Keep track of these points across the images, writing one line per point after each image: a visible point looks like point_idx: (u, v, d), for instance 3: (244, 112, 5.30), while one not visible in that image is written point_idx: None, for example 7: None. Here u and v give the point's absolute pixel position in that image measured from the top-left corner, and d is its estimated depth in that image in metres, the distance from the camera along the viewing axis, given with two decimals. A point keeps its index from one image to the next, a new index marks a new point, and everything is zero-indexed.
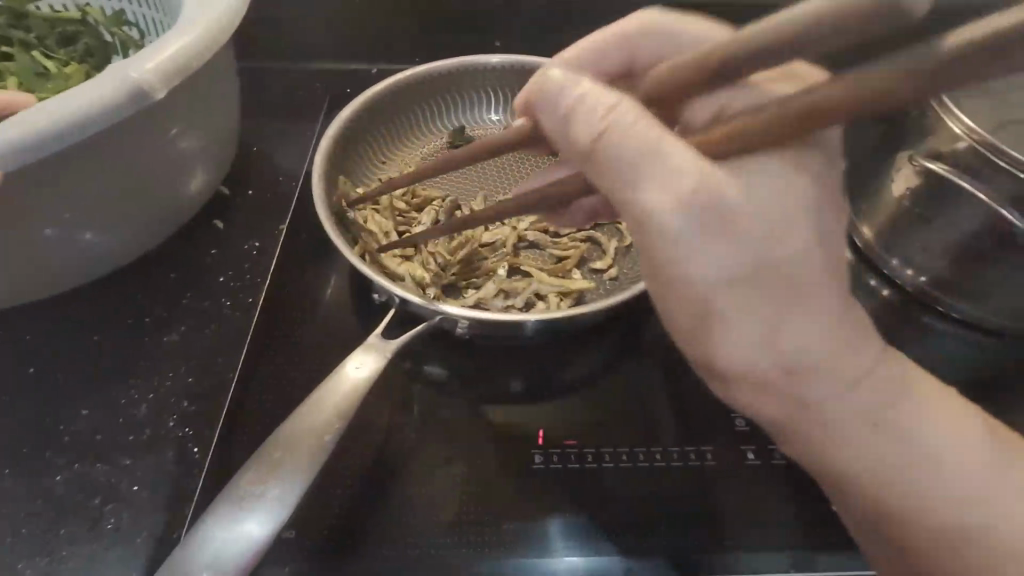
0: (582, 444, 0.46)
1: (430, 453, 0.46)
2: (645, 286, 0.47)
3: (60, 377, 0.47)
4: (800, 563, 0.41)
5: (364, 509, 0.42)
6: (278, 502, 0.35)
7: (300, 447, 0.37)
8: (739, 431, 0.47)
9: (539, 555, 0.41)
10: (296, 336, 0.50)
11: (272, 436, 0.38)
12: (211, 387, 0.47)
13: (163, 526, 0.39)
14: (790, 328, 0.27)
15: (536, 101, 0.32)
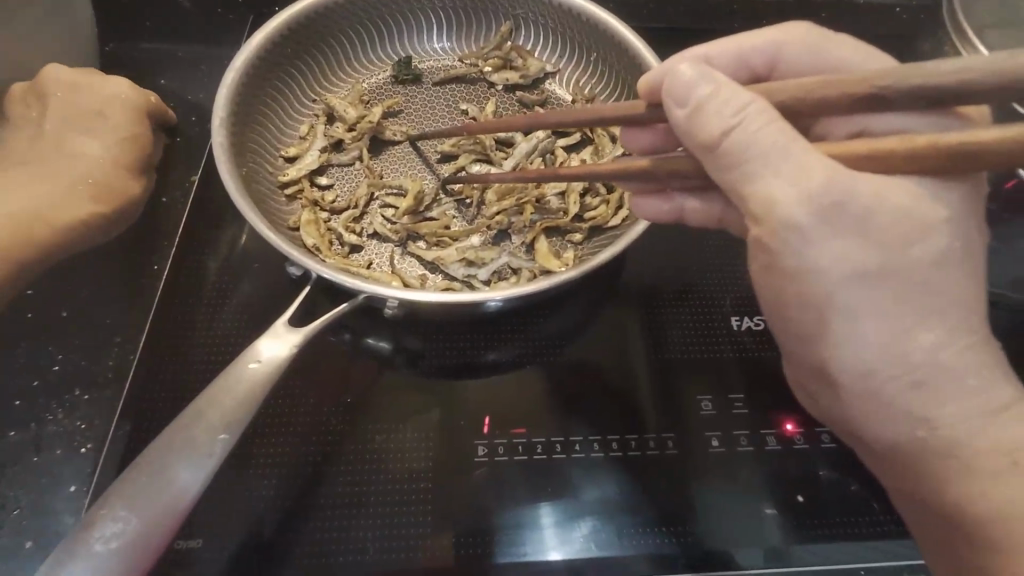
0: (533, 432, 0.41)
1: (364, 442, 0.40)
2: (613, 253, 0.40)
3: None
4: (758, 557, 0.37)
5: (287, 509, 0.38)
6: (163, 510, 0.30)
7: (192, 447, 0.32)
8: (704, 414, 0.42)
9: (471, 553, 0.37)
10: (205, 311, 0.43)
11: (161, 433, 0.32)
12: (106, 371, 0.40)
13: (47, 536, 0.35)
14: (927, 336, 0.26)
15: (664, 93, 0.29)
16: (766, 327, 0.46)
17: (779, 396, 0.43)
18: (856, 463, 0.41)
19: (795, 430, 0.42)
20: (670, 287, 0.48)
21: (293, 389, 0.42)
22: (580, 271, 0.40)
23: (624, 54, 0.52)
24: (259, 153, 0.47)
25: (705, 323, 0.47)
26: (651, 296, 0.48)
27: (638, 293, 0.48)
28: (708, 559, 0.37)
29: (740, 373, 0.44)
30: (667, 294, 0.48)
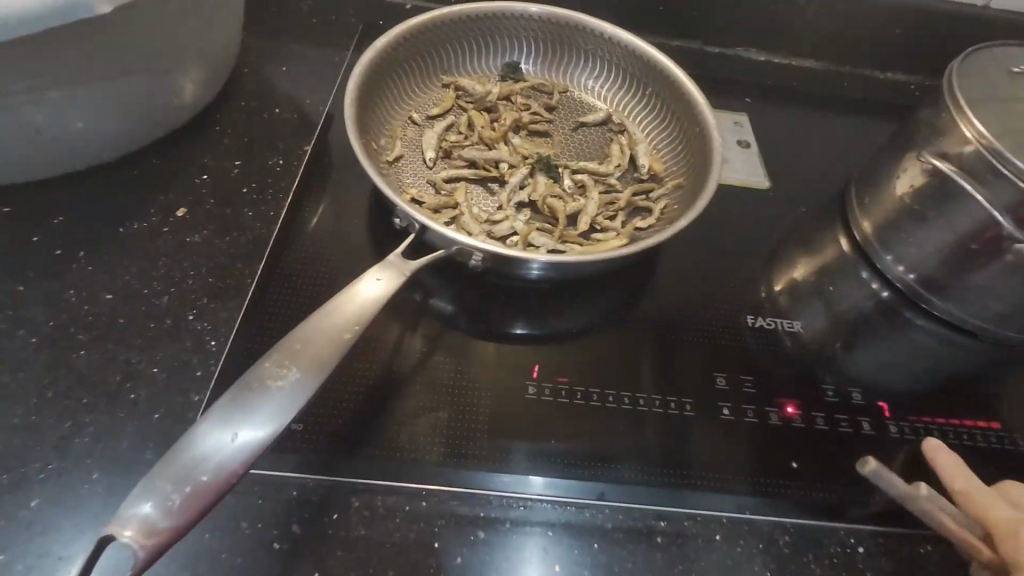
0: (575, 383, 0.49)
1: (429, 371, 0.48)
2: (655, 242, 0.49)
3: (77, 260, 0.49)
4: (755, 506, 0.44)
5: (363, 415, 0.44)
6: (269, 415, 0.34)
7: (312, 354, 0.36)
8: (718, 388, 0.50)
9: (505, 471, 0.43)
10: (313, 254, 0.53)
11: (283, 340, 0.37)
12: (231, 287, 0.49)
13: (176, 408, 0.42)
14: None
15: None
16: (774, 327, 0.55)
17: (780, 383, 0.51)
18: (840, 442, 0.48)
19: (794, 411, 0.49)
20: (689, 287, 0.58)
21: (375, 323, 0.50)
22: (630, 252, 0.49)
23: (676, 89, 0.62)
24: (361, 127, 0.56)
25: (717, 321, 0.55)
26: (674, 292, 0.57)
27: (664, 289, 0.57)
28: (718, 505, 0.44)
29: (745, 362, 0.52)
30: (687, 293, 0.57)
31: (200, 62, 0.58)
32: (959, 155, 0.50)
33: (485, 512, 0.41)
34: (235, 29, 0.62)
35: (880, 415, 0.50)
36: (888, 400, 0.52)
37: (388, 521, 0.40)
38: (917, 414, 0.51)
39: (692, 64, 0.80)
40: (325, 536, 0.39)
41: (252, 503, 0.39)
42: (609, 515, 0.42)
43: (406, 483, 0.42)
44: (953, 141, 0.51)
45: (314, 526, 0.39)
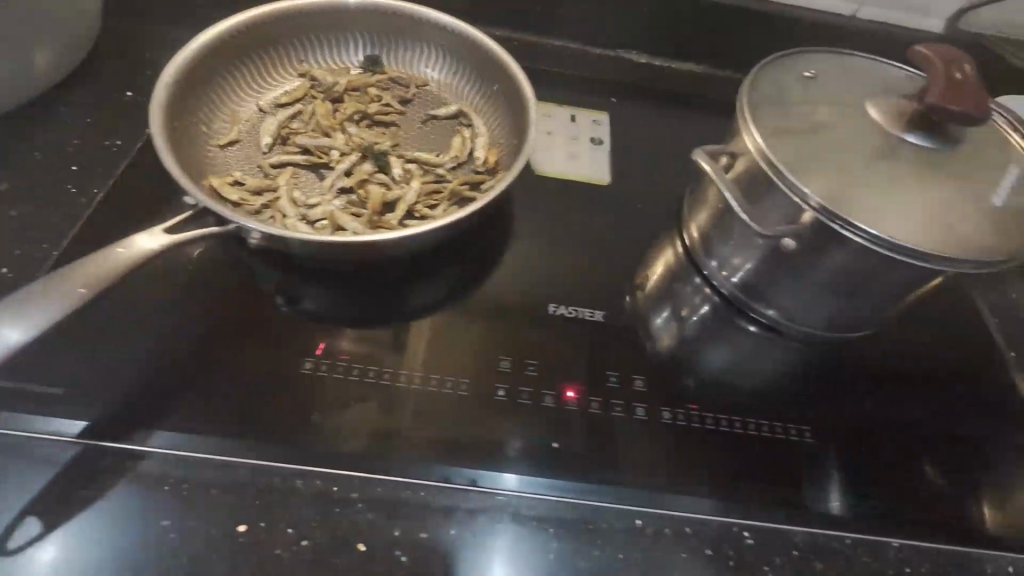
0: (368, 364, 0.54)
1: (244, 345, 0.54)
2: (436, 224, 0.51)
3: None
4: (507, 476, 0.49)
5: (174, 384, 0.50)
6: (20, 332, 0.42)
7: (67, 289, 0.45)
8: (501, 370, 0.55)
9: (283, 435, 0.49)
10: (158, 245, 0.59)
11: (53, 275, 0.46)
12: (36, 260, 0.51)
13: (4, 379, 0.49)
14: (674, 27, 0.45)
15: None
16: (574, 317, 0.61)
17: (565, 370, 0.56)
18: (599, 425, 0.53)
19: (570, 396, 0.55)
20: (500, 282, 0.63)
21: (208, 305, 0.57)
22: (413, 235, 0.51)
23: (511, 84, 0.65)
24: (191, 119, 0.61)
25: (515, 312, 0.60)
26: (489, 286, 0.62)
27: (469, 281, 0.61)
28: (470, 474, 0.49)
29: (528, 352, 0.57)
30: (500, 288, 0.62)
31: (53, 67, 0.62)
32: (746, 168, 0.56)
33: (250, 472, 0.47)
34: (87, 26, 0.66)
35: (651, 402, 0.56)
36: (661, 389, 0.57)
37: (164, 480, 0.46)
38: (679, 402, 0.56)
39: (562, 67, 0.83)
40: (117, 489, 0.45)
41: (41, 453, 0.45)
42: (375, 479, 0.48)
43: (190, 449, 0.47)
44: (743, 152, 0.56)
45: (107, 481, 0.45)
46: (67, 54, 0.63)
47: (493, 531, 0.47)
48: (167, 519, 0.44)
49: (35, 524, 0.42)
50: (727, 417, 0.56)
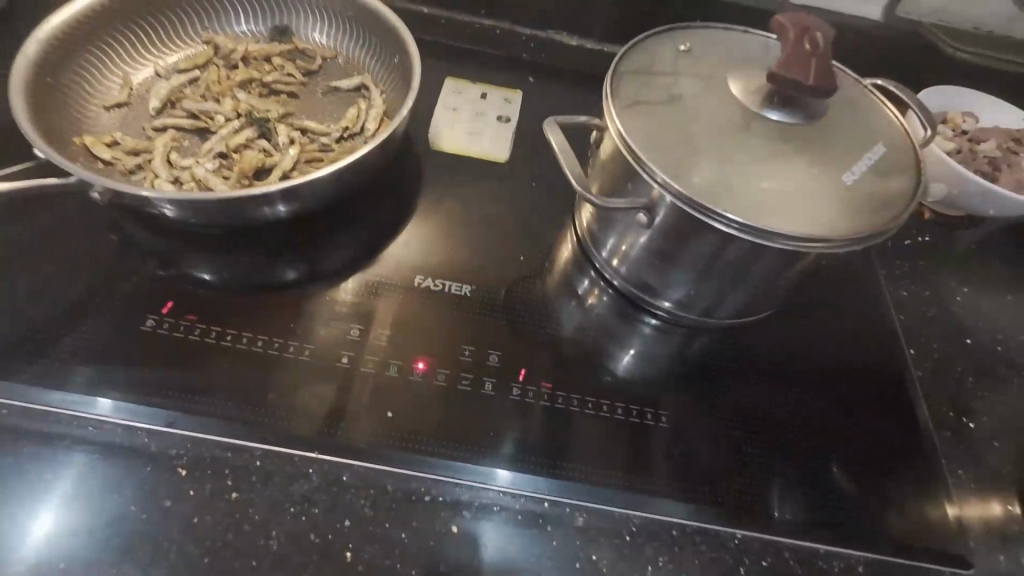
0: (525, 383, 0.53)
1: (365, 358, 0.52)
2: None
3: (101, 254, 0.56)
4: (674, 508, 0.48)
5: (304, 394, 0.49)
6: None
7: None
8: (653, 397, 0.55)
9: (449, 453, 0.47)
10: (284, 253, 0.60)
11: None
12: (229, 285, 0.56)
13: (140, 380, 0.48)
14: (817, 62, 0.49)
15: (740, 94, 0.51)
16: (715, 347, 0.60)
17: (714, 401, 0.56)
18: (723, 453, 0.53)
19: (721, 427, 0.54)
20: (626, 301, 0.62)
21: (325, 313, 0.55)
22: None
23: None
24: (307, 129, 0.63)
25: (639, 336, 0.60)
26: (615, 309, 0.62)
27: (611, 304, 0.62)
28: (638, 503, 0.48)
29: (650, 376, 0.57)
30: (629, 309, 0.62)
31: (202, 80, 0.65)
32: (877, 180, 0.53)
33: (423, 490, 0.45)
34: (224, 38, 0.69)
35: (801, 437, 0.55)
36: (786, 420, 0.56)
37: (337, 491, 0.44)
38: (802, 434, 0.55)
39: None
40: (250, 502, 0.43)
41: (220, 459, 0.45)
42: (508, 503, 0.46)
43: (357, 461, 0.46)
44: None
45: (241, 490, 0.43)
46: (211, 67, 0.66)
47: (631, 561, 0.45)
48: (310, 535, 0.42)
49: (217, 534, 0.41)
50: (848, 453, 0.55)
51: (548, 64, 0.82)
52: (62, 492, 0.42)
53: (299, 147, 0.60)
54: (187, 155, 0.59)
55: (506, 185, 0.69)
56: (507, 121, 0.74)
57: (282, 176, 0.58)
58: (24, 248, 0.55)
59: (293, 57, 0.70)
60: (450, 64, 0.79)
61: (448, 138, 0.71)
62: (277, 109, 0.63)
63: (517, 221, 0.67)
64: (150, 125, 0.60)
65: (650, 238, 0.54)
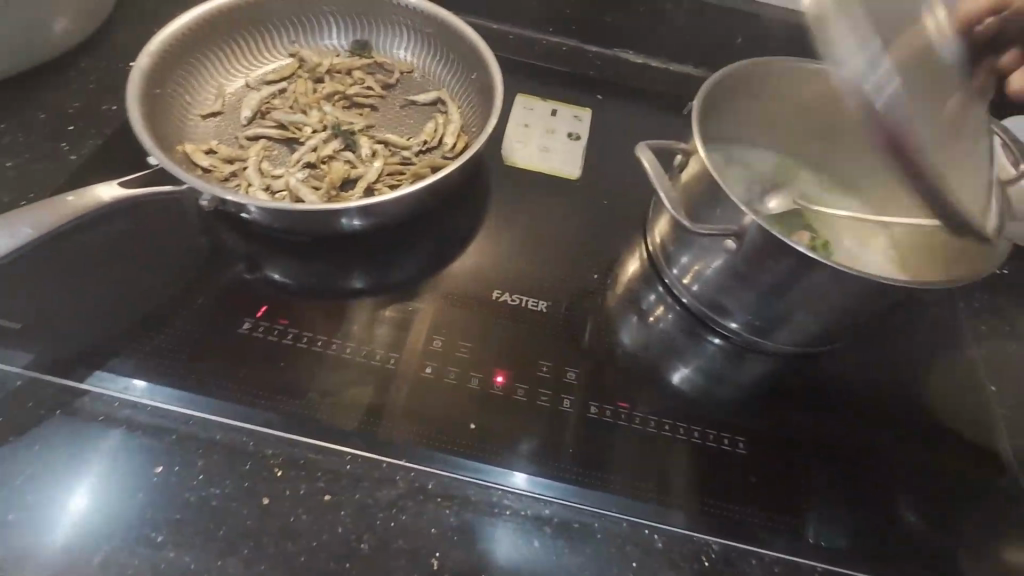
0: (602, 401, 0.54)
1: (446, 367, 0.53)
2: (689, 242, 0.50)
3: (198, 256, 0.59)
4: (750, 537, 0.48)
5: (389, 401, 0.50)
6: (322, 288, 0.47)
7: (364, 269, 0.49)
8: (726, 422, 0.55)
9: (528, 470, 0.48)
10: (365, 261, 0.62)
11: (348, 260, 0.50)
12: (315, 290, 0.58)
13: (237, 380, 0.50)
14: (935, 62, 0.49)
15: None
16: (791, 373, 0.60)
17: (786, 429, 0.56)
18: (799, 483, 0.52)
19: (795, 455, 0.54)
20: (695, 320, 0.62)
21: (406, 322, 0.56)
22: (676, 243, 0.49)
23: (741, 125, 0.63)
24: (388, 141, 0.65)
25: (707, 354, 0.60)
26: (684, 327, 0.62)
27: (678, 321, 0.62)
28: (714, 530, 0.48)
29: (722, 398, 0.57)
30: (698, 328, 0.62)
31: (289, 92, 0.68)
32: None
33: (504, 502, 0.46)
34: (310, 52, 0.72)
35: (876, 471, 0.54)
36: (859, 452, 0.55)
37: (423, 499, 0.45)
38: (877, 467, 0.55)
39: None
40: (342, 504, 0.44)
41: (312, 461, 0.46)
42: (587, 521, 0.47)
43: (440, 470, 0.47)
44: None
45: (332, 493, 0.45)
46: (298, 79, 0.69)
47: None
48: (399, 540, 0.43)
49: (311, 535, 0.43)
50: (924, 489, 0.54)
51: (616, 82, 0.83)
52: (167, 483, 0.44)
53: (382, 159, 0.63)
54: (277, 164, 0.61)
55: (576, 202, 0.70)
56: (577, 138, 0.75)
57: (366, 187, 0.60)
58: (128, 248, 0.58)
59: (373, 71, 0.72)
60: (521, 80, 0.80)
61: (519, 153, 0.72)
62: (360, 121, 0.66)
63: (587, 238, 0.67)
64: (243, 133, 0.63)
65: (729, 259, 0.54)
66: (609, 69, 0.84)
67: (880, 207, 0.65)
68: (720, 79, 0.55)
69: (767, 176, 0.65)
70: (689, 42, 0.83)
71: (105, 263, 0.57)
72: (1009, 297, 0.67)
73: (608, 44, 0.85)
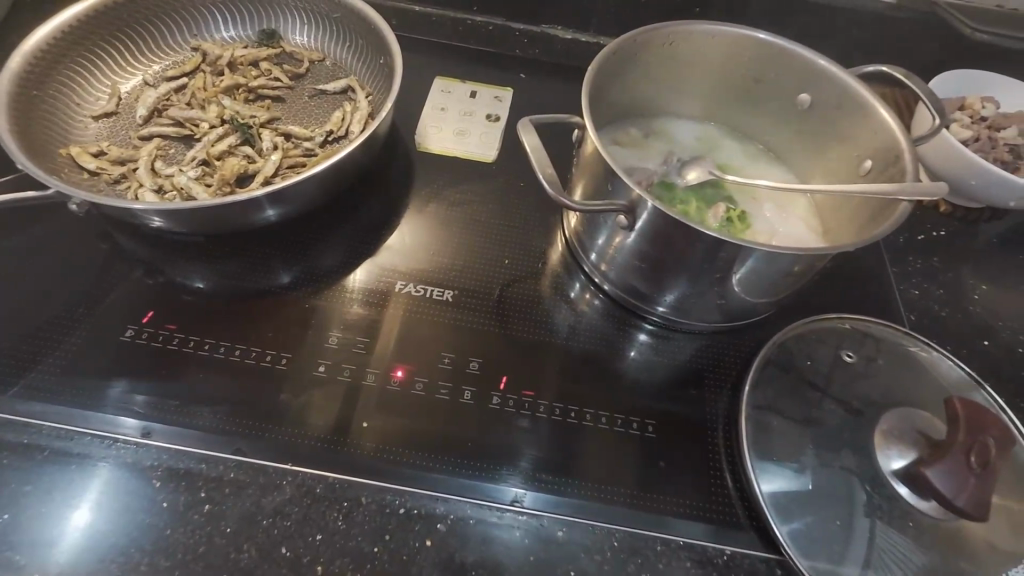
0: (506, 391, 0.52)
1: (343, 366, 0.51)
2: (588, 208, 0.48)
3: (91, 263, 0.57)
4: (654, 523, 0.46)
5: (283, 403, 0.49)
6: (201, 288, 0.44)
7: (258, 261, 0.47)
8: (640, 404, 0.53)
9: (419, 468, 0.46)
10: (268, 259, 0.59)
11: None
12: (213, 293, 0.56)
13: (120, 391, 0.48)
14: None
15: None
16: (719, 352, 0.57)
17: (705, 408, 0.53)
18: (713, 458, 0.50)
19: (712, 434, 0.52)
20: (619, 307, 0.60)
21: (308, 321, 0.54)
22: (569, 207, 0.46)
23: (655, 95, 0.61)
24: (291, 134, 0.63)
25: (629, 340, 0.58)
26: (605, 312, 0.60)
27: (601, 309, 0.60)
28: (615, 517, 0.46)
29: (642, 383, 0.55)
30: (622, 314, 0.59)
31: (188, 87, 0.65)
32: (885, 173, 0.51)
33: (396, 501, 0.45)
34: (212, 43, 0.69)
35: None
36: None
37: (311, 504, 0.44)
38: None
39: None
40: (223, 515, 0.43)
41: (196, 470, 0.45)
42: (482, 515, 0.45)
43: (328, 472, 0.45)
44: (882, 159, 0.52)
45: (215, 502, 0.43)
46: (199, 73, 0.66)
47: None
48: (281, 548, 0.42)
49: (190, 547, 0.41)
50: (841, 423, 0.50)
51: (542, 59, 0.80)
52: (37, 503, 0.43)
53: (282, 152, 0.60)
54: (171, 163, 0.59)
55: (495, 185, 0.68)
56: (496, 119, 0.72)
57: (264, 181, 0.58)
58: (16, 257, 0.56)
59: (281, 61, 0.69)
60: (441, 62, 0.77)
61: (435, 138, 0.70)
62: (263, 114, 0.63)
63: (505, 220, 0.65)
64: (136, 133, 0.61)
65: (634, 238, 0.52)
66: (536, 47, 0.81)
67: (804, 173, 0.62)
68: (615, 50, 0.51)
69: (685, 148, 0.63)
70: (618, 13, 0.79)
71: None
72: (941, 262, 0.66)
73: (534, 20, 0.81)
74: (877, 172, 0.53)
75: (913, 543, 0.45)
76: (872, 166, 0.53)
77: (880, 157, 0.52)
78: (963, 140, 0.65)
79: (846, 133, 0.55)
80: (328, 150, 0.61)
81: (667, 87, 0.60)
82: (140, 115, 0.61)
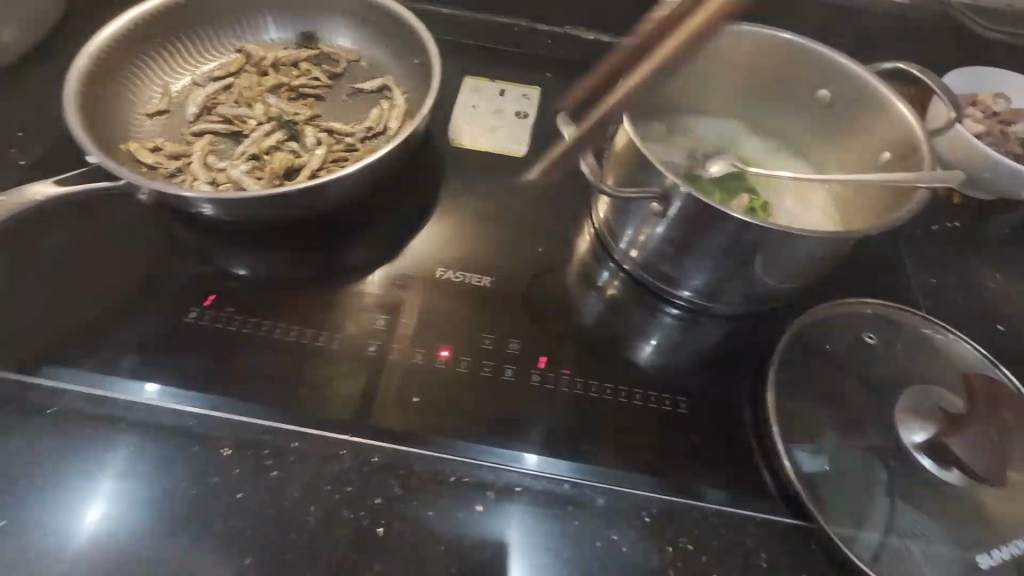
0: (545, 371, 0.55)
1: (391, 346, 0.55)
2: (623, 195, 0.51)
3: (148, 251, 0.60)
4: (688, 492, 0.49)
5: (337, 381, 0.52)
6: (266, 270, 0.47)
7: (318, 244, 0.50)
8: (671, 383, 0.56)
9: (467, 440, 0.49)
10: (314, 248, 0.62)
11: None
12: (265, 278, 0.59)
13: (185, 369, 0.51)
14: None
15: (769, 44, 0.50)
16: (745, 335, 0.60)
17: (732, 387, 0.56)
18: (741, 433, 0.53)
19: (740, 411, 0.54)
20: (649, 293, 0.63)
21: (354, 305, 0.57)
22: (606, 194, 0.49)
23: (681, 91, 0.64)
24: (334, 130, 0.66)
25: (657, 324, 0.61)
26: (633, 297, 0.63)
27: (630, 295, 0.63)
28: (651, 486, 0.49)
29: (672, 364, 0.58)
30: (649, 299, 0.62)
31: (235, 86, 0.68)
32: (903, 163, 0.54)
33: (446, 470, 0.48)
34: (255, 45, 0.72)
35: None
36: None
37: (369, 472, 0.47)
38: None
39: None
40: (288, 481, 0.46)
41: (260, 441, 0.48)
42: (527, 483, 0.48)
43: (384, 443, 0.48)
44: (899, 150, 0.54)
45: (281, 470, 0.47)
46: (244, 73, 0.70)
47: (652, 541, 0.46)
48: (343, 511, 0.45)
49: (259, 510, 0.45)
50: (863, 400, 0.53)
51: (567, 59, 0.83)
52: (113, 470, 0.46)
53: (326, 147, 0.63)
54: (223, 158, 0.62)
55: (525, 179, 0.71)
56: (525, 116, 0.75)
57: (311, 175, 0.61)
58: (80, 245, 0.59)
59: (321, 61, 0.73)
60: (470, 62, 0.81)
61: (468, 134, 0.73)
62: (307, 112, 0.67)
63: (537, 212, 0.68)
64: (189, 129, 0.64)
65: (665, 225, 0.55)
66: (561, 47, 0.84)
67: (823, 165, 0.65)
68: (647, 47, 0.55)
69: (709, 142, 0.66)
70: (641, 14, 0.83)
71: (56, 261, 0.58)
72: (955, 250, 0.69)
73: (559, 21, 0.85)
74: (895, 163, 0.56)
75: (934, 510, 0.48)
76: (890, 156, 0.56)
77: (898, 148, 0.54)
78: (976, 134, 0.68)
79: (865, 126, 0.58)
80: (369, 146, 0.65)
81: (693, 83, 0.63)
82: (191, 113, 0.65)
